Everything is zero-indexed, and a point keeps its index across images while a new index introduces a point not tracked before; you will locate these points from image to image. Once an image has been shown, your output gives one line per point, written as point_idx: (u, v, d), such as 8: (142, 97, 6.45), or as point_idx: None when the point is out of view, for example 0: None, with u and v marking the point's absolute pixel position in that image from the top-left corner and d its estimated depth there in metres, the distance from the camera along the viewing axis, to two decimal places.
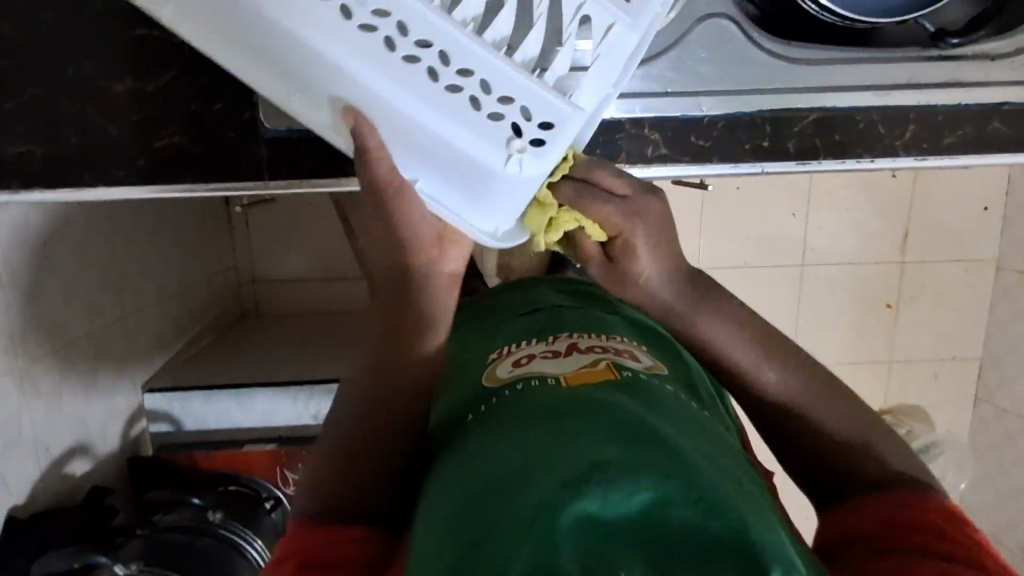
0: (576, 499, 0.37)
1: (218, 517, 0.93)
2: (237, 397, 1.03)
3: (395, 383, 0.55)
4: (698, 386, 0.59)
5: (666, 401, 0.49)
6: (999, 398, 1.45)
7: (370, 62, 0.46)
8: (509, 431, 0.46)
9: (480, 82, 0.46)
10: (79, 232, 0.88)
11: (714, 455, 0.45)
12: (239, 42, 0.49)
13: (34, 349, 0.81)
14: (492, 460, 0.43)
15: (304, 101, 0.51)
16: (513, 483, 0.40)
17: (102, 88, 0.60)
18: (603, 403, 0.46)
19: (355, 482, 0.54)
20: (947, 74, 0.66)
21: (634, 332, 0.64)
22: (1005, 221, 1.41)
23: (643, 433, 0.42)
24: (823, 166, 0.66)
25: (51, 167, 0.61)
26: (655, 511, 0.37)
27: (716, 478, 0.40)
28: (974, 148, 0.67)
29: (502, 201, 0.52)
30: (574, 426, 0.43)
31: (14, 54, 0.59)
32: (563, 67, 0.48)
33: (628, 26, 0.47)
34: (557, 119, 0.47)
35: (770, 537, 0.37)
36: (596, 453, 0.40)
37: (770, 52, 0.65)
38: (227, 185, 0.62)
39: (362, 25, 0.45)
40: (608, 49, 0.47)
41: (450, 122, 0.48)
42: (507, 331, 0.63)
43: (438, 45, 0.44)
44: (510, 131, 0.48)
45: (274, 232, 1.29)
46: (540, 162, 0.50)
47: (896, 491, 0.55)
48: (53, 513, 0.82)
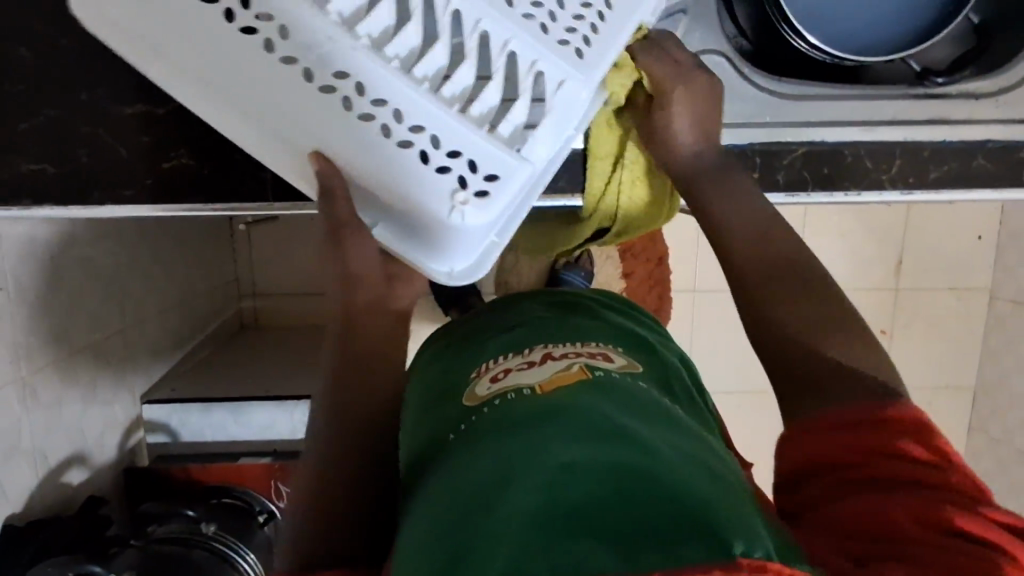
0: (558, 488, 0.40)
1: (212, 530, 0.94)
2: (234, 414, 1.05)
3: (366, 392, 0.59)
4: (674, 385, 0.60)
5: (644, 400, 0.51)
6: (993, 427, 1.46)
7: (328, 121, 0.49)
8: (489, 439, 0.48)
9: (430, 136, 0.49)
10: (84, 246, 0.90)
11: (691, 452, 0.47)
12: (213, 90, 0.50)
13: (37, 360, 0.82)
14: (473, 470, 0.46)
15: (277, 153, 0.53)
16: (493, 495, 0.42)
17: (114, 111, 0.62)
18: (572, 408, 0.48)
19: (338, 495, 0.55)
20: (932, 113, 0.69)
21: (616, 336, 0.64)
22: (998, 250, 1.43)
23: (609, 432, 0.45)
24: (811, 199, 0.67)
25: (63, 185, 0.63)
26: (622, 487, 0.40)
27: (685, 475, 0.43)
28: (961, 184, 0.68)
29: (450, 252, 0.54)
30: (551, 430, 0.46)
31: (33, 77, 0.61)
32: (522, 115, 0.52)
33: (580, 82, 0.53)
34: (501, 172, 0.51)
35: (735, 524, 0.39)
36: (565, 455, 0.43)
37: (768, 90, 0.69)
38: (231, 205, 0.64)
39: (322, 86, 0.48)
40: (561, 101, 0.53)
41: (400, 173, 0.50)
42: (491, 349, 0.62)
43: (392, 103, 0.48)
44: (455, 183, 0.50)
45: (276, 249, 1.31)
46: (483, 214, 0.51)
47: (851, 404, 0.47)
48: (52, 520, 0.82)
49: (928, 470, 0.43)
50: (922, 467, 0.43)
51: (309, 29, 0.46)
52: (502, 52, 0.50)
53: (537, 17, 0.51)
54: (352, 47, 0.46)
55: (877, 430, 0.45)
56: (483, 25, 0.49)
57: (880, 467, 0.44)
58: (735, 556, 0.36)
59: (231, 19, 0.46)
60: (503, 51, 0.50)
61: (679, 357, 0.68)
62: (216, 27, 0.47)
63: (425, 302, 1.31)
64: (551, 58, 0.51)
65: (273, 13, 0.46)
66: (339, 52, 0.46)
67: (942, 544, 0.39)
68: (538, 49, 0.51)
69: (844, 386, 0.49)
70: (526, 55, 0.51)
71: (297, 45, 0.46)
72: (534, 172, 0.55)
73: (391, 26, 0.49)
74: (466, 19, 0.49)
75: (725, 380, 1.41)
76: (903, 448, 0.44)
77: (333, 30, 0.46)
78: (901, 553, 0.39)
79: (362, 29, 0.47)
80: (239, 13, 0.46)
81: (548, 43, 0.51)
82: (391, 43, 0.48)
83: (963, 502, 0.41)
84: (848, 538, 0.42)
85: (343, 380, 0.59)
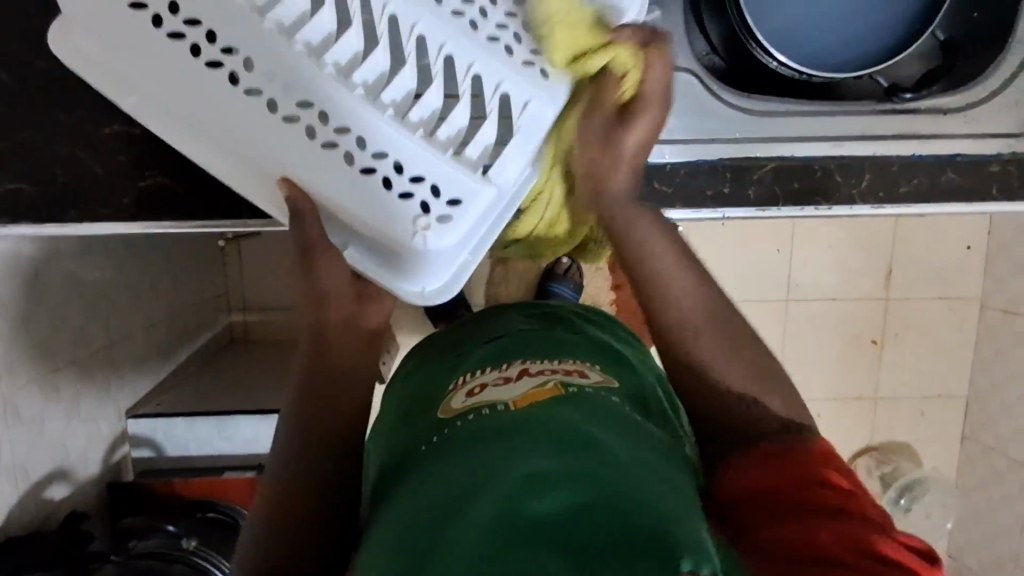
0: (517, 505, 0.41)
1: (193, 544, 0.95)
2: (219, 428, 1.06)
3: (336, 406, 0.61)
4: (650, 403, 0.59)
5: (615, 413, 0.52)
6: (986, 437, 1.45)
7: (293, 151, 0.50)
8: (460, 447, 0.49)
9: (394, 163, 0.51)
10: (68, 262, 0.91)
11: (655, 464, 0.47)
12: (182, 119, 0.51)
13: (17, 377, 0.83)
14: (440, 478, 0.46)
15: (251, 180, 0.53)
16: (456, 502, 0.43)
17: (92, 131, 0.63)
18: (540, 422, 0.48)
19: (303, 501, 0.56)
20: (899, 128, 0.70)
21: (593, 349, 0.64)
22: (988, 260, 1.44)
23: (572, 441, 0.46)
24: (782, 213, 0.68)
25: (40, 204, 0.64)
26: (574, 513, 0.40)
27: (647, 489, 0.43)
28: (930, 197, 0.69)
29: (419, 273, 0.54)
30: (517, 441, 0.46)
31: (11, 98, 0.62)
32: (492, 132, 0.54)
33: (545, 100, 0.56)
34: (465, 196, 0.52)
35: (688, 535, 0.40)
36: (530, 465, 0.44)
37: (742, 108, 0.69)
38: (207, 222, 0.65)
39: (285, 116, 0.49)
40: (528, 121, 0.55)
41: (365, 199, 0.51)
42: (469, 361, 0.63)
43: (356, 131, 0.50)
44: (418, 209, 0.51)
45: (266, 262, 1.32)
46: (447, 238, 0.52)
47: (780, 451, 0.53)
48: (31, 537, 0.82)
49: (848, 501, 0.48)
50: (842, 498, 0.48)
51: (277, 60, 0.48)
52: (467, 74, 0.53)
53: (501, 39, 0.54)
54: (317, 77, 0.49)
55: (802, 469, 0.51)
56: (447, 49, 0.52)
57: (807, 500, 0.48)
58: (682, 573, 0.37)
59: (198, 54, 0.48)
60: (469, 74, 0.53)
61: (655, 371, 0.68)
62: (184, 63, 0.48)
63: (414, 315, 1.32)
64: (516, 80, 0.54)
65: (239, 46, 0.48)
66: (305, 81, 0.48)
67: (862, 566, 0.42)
68: (503, 71, 0.54)
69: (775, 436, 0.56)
70: (491, 78, 0.53)
71: (262, 76, 0.48)
72: (504, 197, 0.56)
73: (360, 51, 0.51)
74: (431, 44, 0.52)
75: None
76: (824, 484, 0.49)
77: (297, 59, 0.48)
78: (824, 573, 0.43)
79: (329, 56, 0.49)
80: (205, 47, 0.48)
81: (513, 65, 0.54)
82: (358, 69, 0.50)
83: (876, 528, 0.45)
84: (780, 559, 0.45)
85: (315, 396, 0.60)
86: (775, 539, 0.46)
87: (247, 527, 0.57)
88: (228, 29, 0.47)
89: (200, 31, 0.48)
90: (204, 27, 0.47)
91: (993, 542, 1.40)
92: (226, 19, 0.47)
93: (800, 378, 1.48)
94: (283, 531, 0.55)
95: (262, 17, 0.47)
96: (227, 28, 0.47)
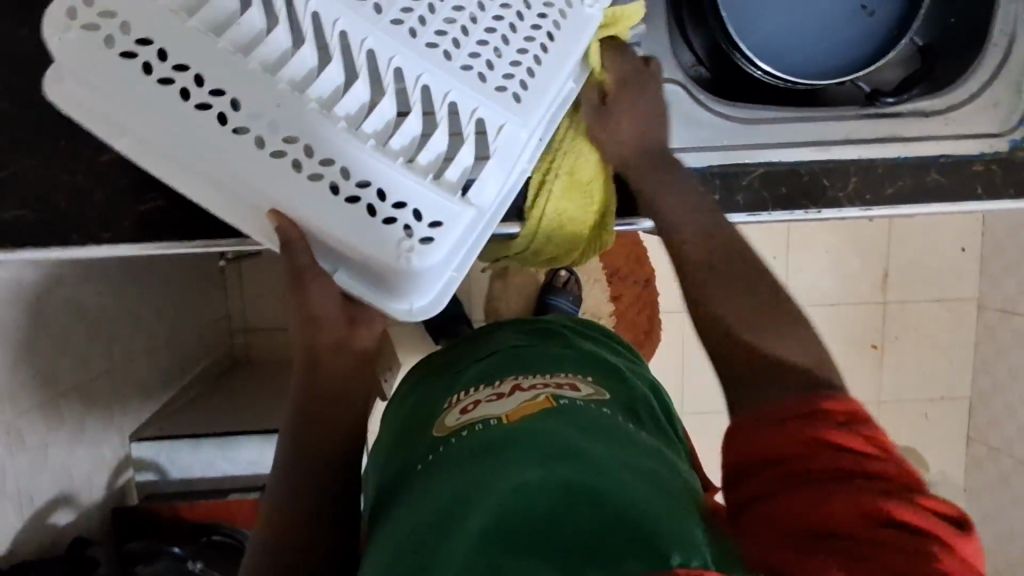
0: (511, 518, 0.42)
1: (198, 567, 0.98)
2: (222, 450, 1.06)
3: (333, 424, 0.60)
4: (638, 407, 0.60)
5: (609, 426, 0.52)
6: (991, 437, 1.45)
7: (280, 185, 0.49)
8: (456, 466, 0.49)
9: (377, 190, 0.51)
10: (70, 287, 0.92)
11: (646, 468, 0.48)
12: (172, 159, 0.50)
13: (21, 403, 0.84)
14: (437, 494, 0.47)
15: (241, 210, 0.52)
16: (452, 518, 0.44)
17: (93, 158, 0.64)
18: (528, 436, 0.48)
19: (306, 522, 0.57)
20: (882, 130, 0.71)
21: (585, 363, 0.64)
22: (984, 261, 1.45)
23: (563, 453, 0.46)
24: (772, 217, 0.69)
25: (42, 229, 0.65)
26: (563, 515, 0.42)
27: (636, 492, 0.44)
28: (917, 198, 0.70)
29: (405, 293, 0.53)
30: (510, 456, 0.47)
31: (13, 128, 0.64)
32: (469, 158, 0.55)
33: (518, 123, 0.56)
34: (446, 219, 0.52)
35: (679, 538, 0.40)
36: (522, 478, 0.45)
37: (726, 115, 0.71)
38: (204, 243, 0.66)
39: (272, 151, 0.49)
40: (503, 145, 0.56)
41: (352, 228, 0.50)
42: (462, 380, 0.63)
43: (340, 161, 0.50)
44: (401, 232, 0.51)
45: (266, 283, 1.34)
46: (431, 256, 0.51)
47: (779, 413, 0.46)
48: (37, 563, 0.82)
49: (868, 459, 0.42)
50: (861, 457, 0.42)
51: (260, 99, 0.48)
52: (443, 102, 0.54)
53: (474, 67, 0.55)
54: (302, 113, 0.49)
55: (814, 421, 0.44)
56: (424, 79, 0.53)
57: (822, 460, 0.42)
58: (673, 566, 0.37)
59: (186, 98, 0.48)
60: (445, 101, 0.54)
61: (646, 380, 0.69)
62: (171, 105, 0.48)
63: (413, 331, 1.33)
64: (489, 105, 0.55)
65: (226, 88, 0.48)
66: (289, 118, 0.49)
67: (877, 537, 0.38)
68: (477, 97, 0.55)
69: (787, 386, 0.49)
70: (465, 103, 0.55)
71: (249, 115, 0.48)
72: (484, 212, 0.56)
73: (341, 83, 0.52)
74: (409, 75, 0.53)
75: (717, 396, 1.43)
76: (840, 440, 0.43)
77: (281, 98, 0.49)
78: (839, 551, 0.38)
79: (312, 92, 0.51)
80: (193, 90, 0.48)
81: (485, 91, 0.55)
82: (340, 102, 0.51)
83: (896, 490, 0.40)
84: (792, 536, 0.40)
85: (308, 407, 0.60)
86: (787, 521, 0.41)
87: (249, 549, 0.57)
88: (211, 68, 0.48)
89: (188, 76, 0.48)
90: (192, 71, 0.48)
91: (1004, 542, 1.38)
92: (209, 61, 0.48)
93: None
94: (285, 552, 0.55)
95: (248, 58, 0.48)
96: (211, 69, 0.48)
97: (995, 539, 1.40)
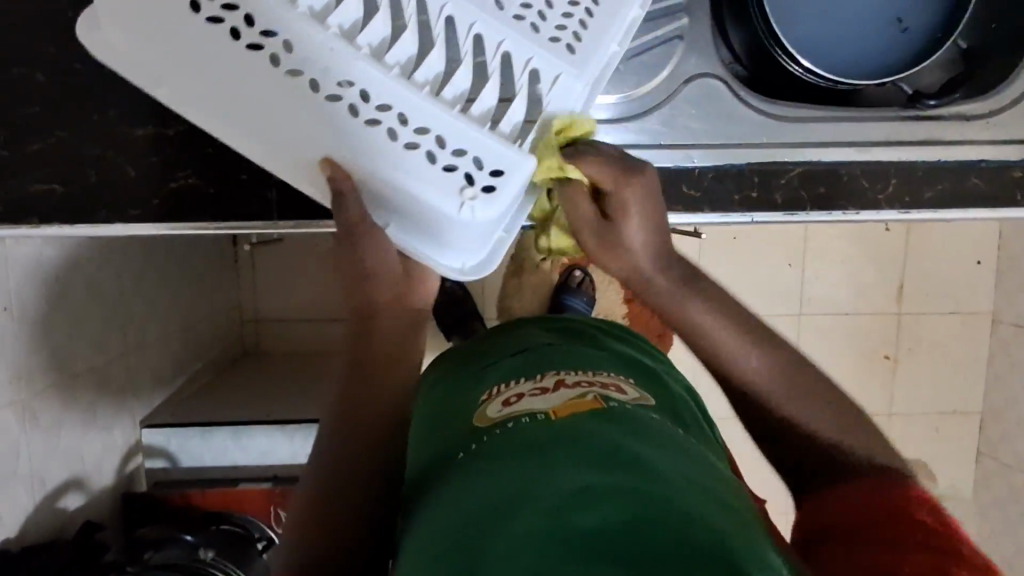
0: (568, 519, 0.41)
1: (210, 555, 0.93)
2: (234, 437, 1.04)
3: (370, 413, 0.59)
4: (683, 414, 0.59)
5: (652, 427, 0.52)
6: (1001, 453, 1.43)
7: (339, 131, 0.50)
8: (499, 461, 0.48)
9: (435, 137, 0.50)
10: (90, 266, 0.91)
11: (697, 478, 0.47)
12: (229, 110, 0.51)
13: (37, 383, 0.83)
14: (485, 488, 0.46)
15: (294, 163, 0.53)
16: (505, 512, 0.43)
17: (124, 132, 0.63)
18: (576, 434, 0.48)
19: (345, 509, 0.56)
20: (925, 134, 0.70)
21: (622, 366, 0.63)
22: (999, 275, 1.44)
23: (615, 458, 0.46)
24: (810, 218, 0.68)
25: (71, 203, 0.64)
26: (628, 528, 0.40)
27: (695, 503, 0.43)
28: (954, 204, 0.69)
29: (462, 243, 0.55)
30: (560, 457, 0.46)
31: (45, 100, 0.63)
32: (519, 114, 0.55)
33: (572, 76, 0.56)
34: (507, 166, 0.51)
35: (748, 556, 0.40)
36: (578, 481, 0.43)
37: (765, 112, 0.69)
38: (234, 223, 0.65)
39: (328, 95, 0.49)
40: (557, 96, 0.56)
41: (411, 176, 0.51)
42: (496, 374, 0.62)
43: (396, 107, 0.50)
44: (462, 181, 0.51)
45: (279, 271, 1.33)
46: (493, 207, 0.52)
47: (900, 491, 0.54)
48: (50, 546, 0.81)
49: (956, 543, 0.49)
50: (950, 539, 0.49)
51: (312, 42, 0.48)
52: (497, 52, 0.53)
53: (527, 18, 0.55)
54: (354, 56, 0.48)
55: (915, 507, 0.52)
56: (476, 28, 0.53)
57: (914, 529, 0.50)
58: None
59: (237, 37, 0.48)
60: (498, 51, 0.53)
61: (683, 387, 0.67)
62: (225, 48, 0.48)
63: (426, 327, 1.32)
64: (545, 57, 0.55)
65: (278, 30, 0.48)
66: (343, 63, 0.48)
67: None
68: (531, 49, 0.54)
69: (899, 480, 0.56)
70: (520, 54, 0.54)
71: (303, 58, 0.48)
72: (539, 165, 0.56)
73: (387, 36, 0.51)
74: (461, 24, 0.53)
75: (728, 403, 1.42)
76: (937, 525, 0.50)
77: (334, 42, 0.48)
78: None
79: (364, 39, 0.50)
80: (245, 31, 0.48)
81: (538, 42, 0.55)
82: (391, 51, 0.51)
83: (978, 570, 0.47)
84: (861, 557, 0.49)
85: (352, 389, 0.60)
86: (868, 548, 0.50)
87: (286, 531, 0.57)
88: (263, 13, 0.47)
89: (238, 16, 0.48)
90: (242, 11, 0.47)
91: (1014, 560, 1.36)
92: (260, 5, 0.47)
93: None
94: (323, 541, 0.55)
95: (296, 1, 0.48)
96: None
97: (1003, 556, 1.39)
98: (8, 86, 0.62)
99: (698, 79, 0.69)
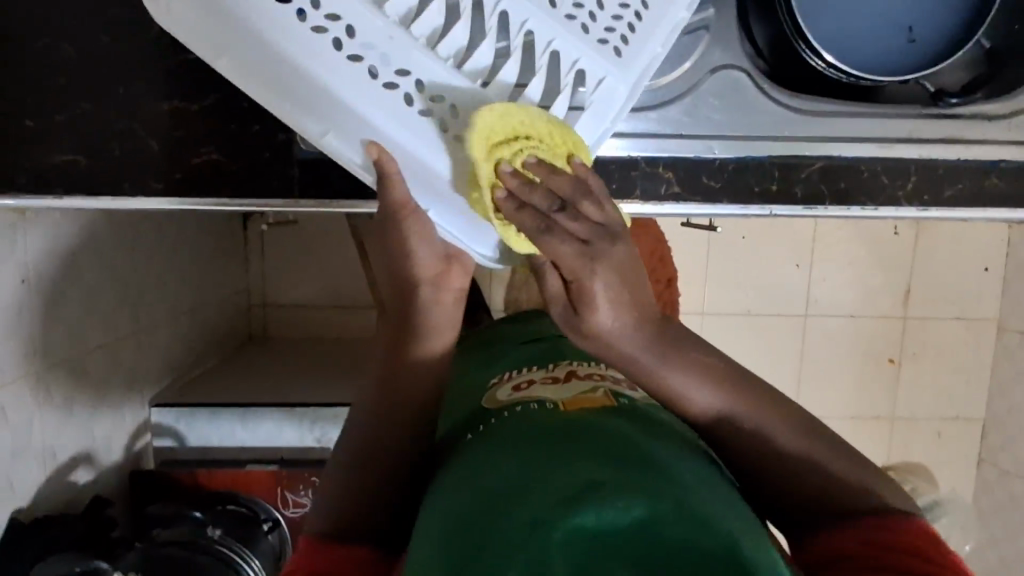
0: (576, 507, 0.40)
1: (217, 534, 0.93)
2: (242, 420, 1.04)
3: (406, 398, 0.60)
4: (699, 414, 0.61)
5: (663, 432, 0.53)
6: (1003, 460, 1.44)
7: (394, 118, 0.50)
8: (511, 451, 0.49)
9: None
10: (104, 241, 0.91)
11: (707, 481, 0.47)
12: (276, 83, 0.49)
13: (52, 356, 0.83)
14: (497, 480, 0.46)
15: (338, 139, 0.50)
16: (514, 502, 0.43)
17: (149, 107, 0.63)
18: (586, 431, 0.49)
19: (370, 493, 0.59)
20: (947, 130, 0.70)
21: None
22: (1006, 281, 1.44)
23: (626, 458, 0.46)
24: (828, 212, 0.69)
25: (94, 176, 0.64)
26: (640, 528, 0.39)
27: (707, 502, 0.44)
28: (972, 203, 0.70)
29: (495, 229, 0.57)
30: (572, 452, 0.46)
31: (71, 72, 0.63)
32: (560, 113, 0.57)
33: (616, 78, 0.58)
34: None
35: (761, 560, 0.40)
36: (590, 475, 0.43)
37: (796, 108, 0.69)
38: (255, 200, 0.65)
39: (386, 83, 0.50)
40: (601, 97, 0.58)
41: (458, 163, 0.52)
42: (511, 357, 0.69)
43: (449, 99, 0.52)
44: None
45: (288, 255, 1.33)
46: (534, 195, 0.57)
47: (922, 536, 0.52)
48: (61, 519, 0.82)
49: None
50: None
51: (374, 30, 0.50)
52: (546, 50, 0.56)
53: (578, 17, 0.56)
54: (412, 46, 0.51)
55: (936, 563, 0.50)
56: (528, 25, 0.55)
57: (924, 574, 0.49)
58: None
59: (303, 18, 0.48)
60: (547, 49, 0.55)
61: None
62: (287, 24, 0.48)
63: None
64: (591, 57, 0.57)
65: (344, 15, 0.49)
66: (401, 51, 0.51)
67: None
68: (580, 49, 0.56)
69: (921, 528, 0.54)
70: (569, 53, 0.56)
71: (366, 44, 0.50)
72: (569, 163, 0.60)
73: (439, 26, 0.53)
74: (513, 21, 0.55)
75: None
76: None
77: (395, 31, 0.50)
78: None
79: (418, 28, 0.52)
80: (310, 12, 0.48)
81: (586, 42, 0.57)
82: (442, 42, 0.53)
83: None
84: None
85: (389, 382, 0.60)
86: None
87: (315, 513, 0.60)
88: None
89: None
90: None
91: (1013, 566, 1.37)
92: None
93: (817, 394, 1.48)
94: (351, 520, 0.58)
95: None
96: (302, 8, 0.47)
97: (1003, 561, 1.39)
98: (34, 55, 0.63)
99: (726, 71, 0.69)
